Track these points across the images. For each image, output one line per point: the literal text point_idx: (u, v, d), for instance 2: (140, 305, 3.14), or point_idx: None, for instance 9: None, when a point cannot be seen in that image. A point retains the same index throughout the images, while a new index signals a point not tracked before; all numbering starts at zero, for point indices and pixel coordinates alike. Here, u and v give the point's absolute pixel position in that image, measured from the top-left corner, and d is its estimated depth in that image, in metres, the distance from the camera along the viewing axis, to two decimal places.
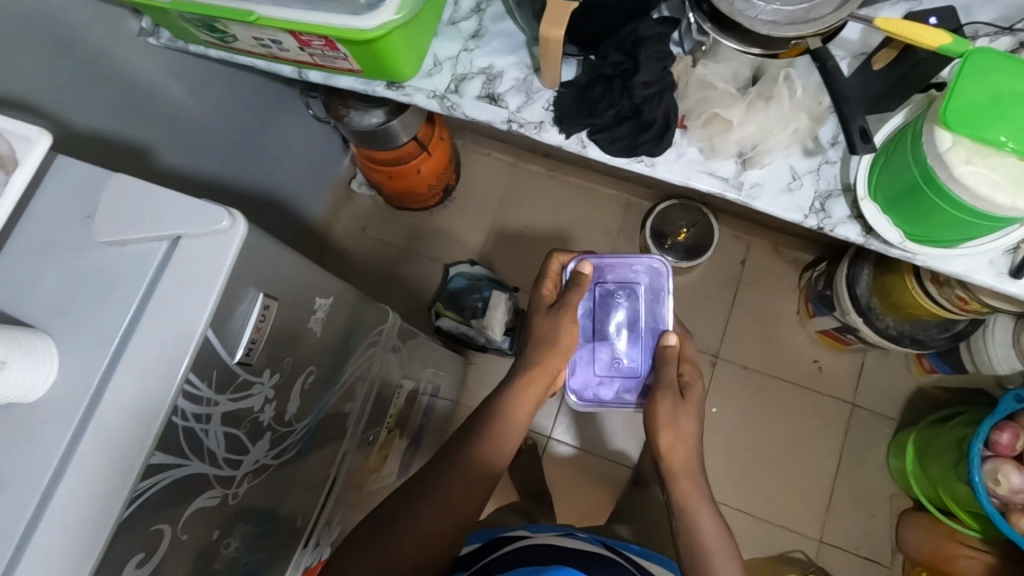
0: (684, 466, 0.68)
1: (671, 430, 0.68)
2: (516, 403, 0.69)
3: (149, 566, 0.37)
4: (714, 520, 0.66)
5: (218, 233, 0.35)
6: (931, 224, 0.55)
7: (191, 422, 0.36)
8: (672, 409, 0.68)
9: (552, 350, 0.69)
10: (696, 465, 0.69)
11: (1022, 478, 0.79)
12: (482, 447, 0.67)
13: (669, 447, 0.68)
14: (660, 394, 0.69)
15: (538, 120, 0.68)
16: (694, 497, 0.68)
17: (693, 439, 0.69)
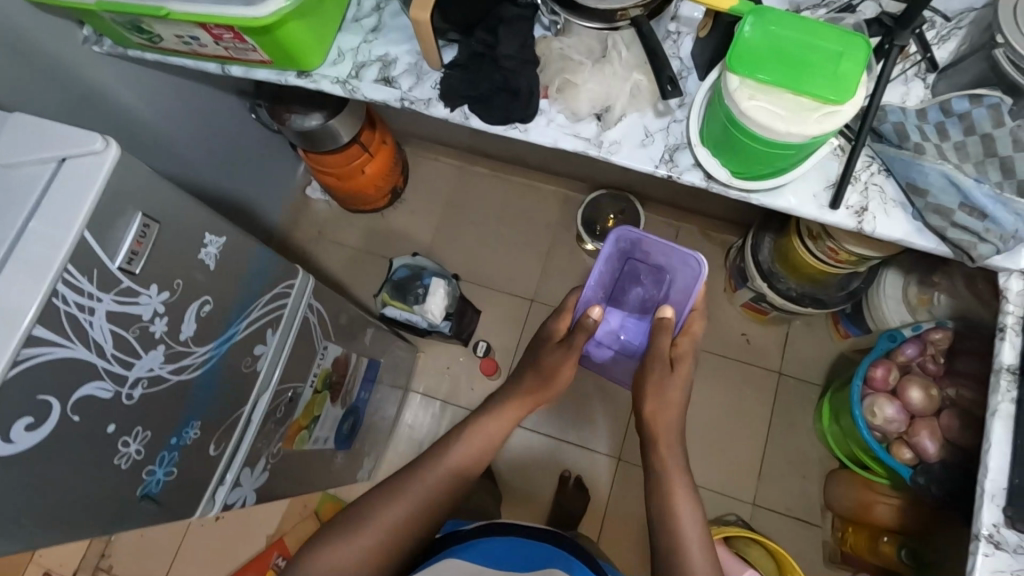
0: (667, 431, 0.71)
1: (658, 392, 0.70)
2: (497, 423, 0.76)
3: (40, 434, 0.44)
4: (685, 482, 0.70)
5: (95, 153, 0.43)
6: (747, 161, 0.64)
7: (74, 309, 0.44)
8: (660, 378, 0.70)
9: (552, 380, 0.73)
10: (679, 438, 0.72)
11: (893, 408, 0.89)
12: (465, 448, 0.74)
13: (655, 411, 0.70)
14: (650, 364, 0.69)
15: (427, 98, 0.77)
16: (673, 461, 0.70)
17: (679, 409, 0.71)
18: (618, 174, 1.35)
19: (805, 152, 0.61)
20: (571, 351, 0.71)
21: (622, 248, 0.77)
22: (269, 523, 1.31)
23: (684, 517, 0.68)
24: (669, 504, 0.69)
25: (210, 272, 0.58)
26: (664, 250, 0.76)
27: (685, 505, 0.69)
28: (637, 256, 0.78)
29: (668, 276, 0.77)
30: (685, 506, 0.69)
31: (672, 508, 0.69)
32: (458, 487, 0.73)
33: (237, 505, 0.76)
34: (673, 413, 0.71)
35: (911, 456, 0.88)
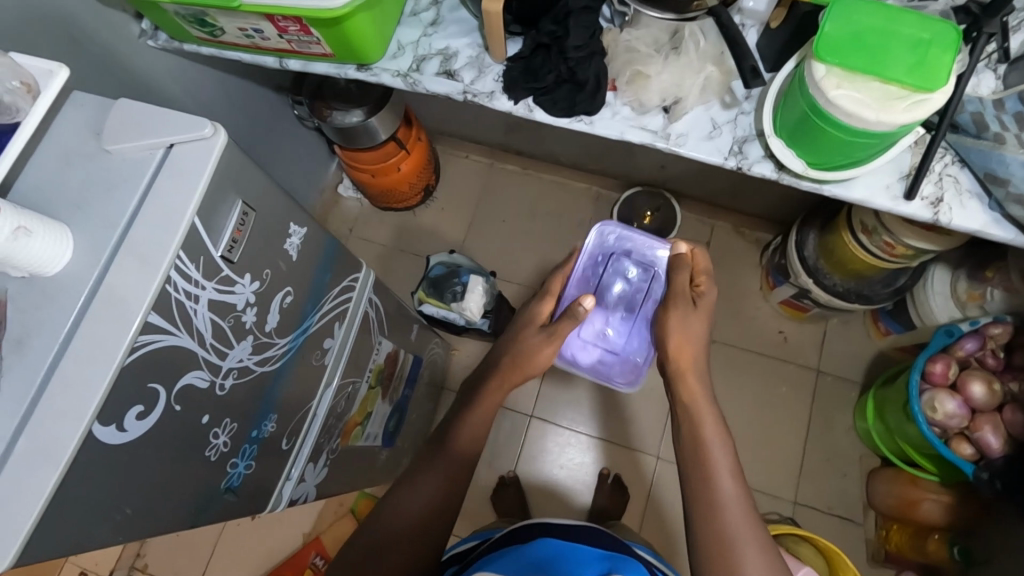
0: (694, 369, 0.67)
1: (682, 332, 0.67)
2: (479, 422, 0.69)
3: (147, 423, 0.44)
4: (725, 452, 0.62)
5: (204, 139, 0.43)
6: (825, 151, 0.64)
7: (182, 297, 0.44)
8: (683, 312, 0.67)
9: (524, 371, 0.71)
10: (700, 365, 0.67)
11: (955, 403, 0.88)
12: (463, 446, 0.67)
13: (680, 350, 0.67)
14: (673, 302, 0.68)
15: (490, 90, 0.76)
16: (698, 397, 0.65)
17: (703, 342, 0.68)
18: (653, 170, 1.35)
19: (887, 141, 0.61)
20: (551, 337, 0.70)
21: (602, 248, 0.83)
22: (305, 522, 1.30)
23: (726, 491, 0.60)
24: (707, 476, 0.61)
25: (292, 262, 0.57)
26: (639, 244, 0.82)
27: (727, 479, 0.60)
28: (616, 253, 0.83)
29: (642, 265, 0.81)
30: (727, 484, 0.60)
31: (711, 480, 0.60)
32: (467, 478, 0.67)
33: (300, 501, 0.76)
34: (701, 350, 0.68)
35: (971, 451, 0.88)
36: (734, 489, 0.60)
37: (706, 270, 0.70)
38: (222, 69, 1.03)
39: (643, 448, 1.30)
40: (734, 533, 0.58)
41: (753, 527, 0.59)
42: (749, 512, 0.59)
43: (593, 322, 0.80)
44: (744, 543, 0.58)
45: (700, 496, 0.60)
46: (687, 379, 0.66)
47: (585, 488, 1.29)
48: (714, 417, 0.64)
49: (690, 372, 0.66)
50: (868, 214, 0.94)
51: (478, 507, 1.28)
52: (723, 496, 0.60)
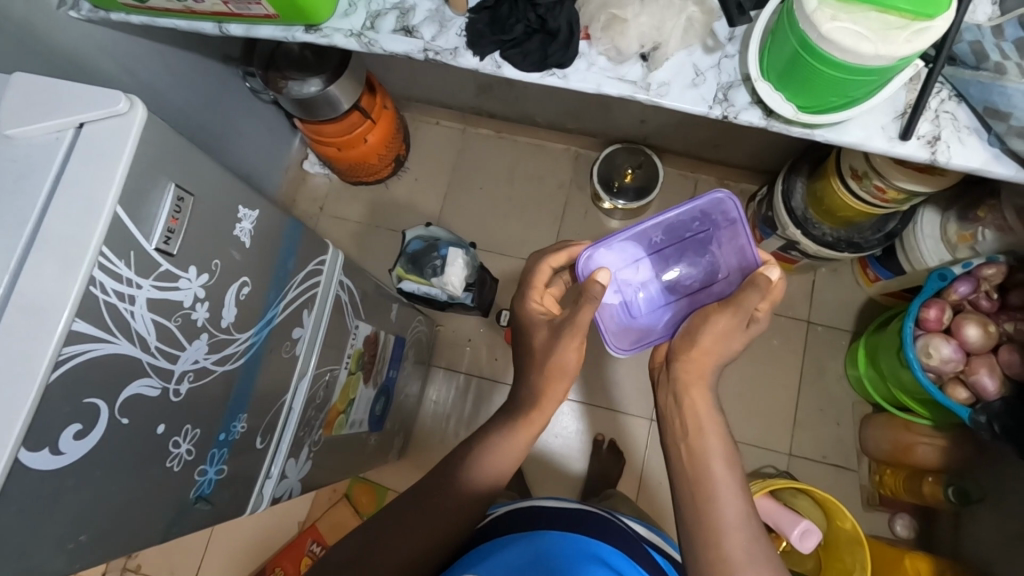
0: (703, 379, 0.61)
1: (704, 338, 0.61)
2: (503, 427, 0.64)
3: (89, 442, 0.39)
4: (729, 470, 0.57)
5: (118, 116, 0.37)
6: (818, 91, 0.59)
7: (113, 299, 0.39)
8: (727, 325, 0.61)
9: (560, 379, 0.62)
10: (710, 364, 0.62)
11: (951, 348, 0.87)
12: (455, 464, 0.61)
13: (693, 356, 0.61)
14: (722, 311, 0.61)
15: (452, 47, 0.70)
16: (700, 397, 0.60)
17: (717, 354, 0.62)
18: (633, 126, 1.30)
19: (883, 77, 0.56)
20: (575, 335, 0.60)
21: (706, 215, 0.71)
22: (300, 511, 1.27)
23: (726, 510, 0.55)
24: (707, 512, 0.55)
25: (245, 249, 0.51)
26: (739, 243, 0.69)
27: (727, 497, 0.55)
28: (708, 227, 0.72)
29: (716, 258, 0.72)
30: (729, 504, 0.55)
31: (712, 499, 0.55)
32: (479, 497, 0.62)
33: (283, 497, 0.72)
34: (715, 359, 0.62)
35: (966, 395, 0.87)
36: (735, 507, 0.55)
37: (773, 299, 0.62)
38: (163, 41, 0.94)
39: (636, 411, 1.28)
40: (733, 553, 0.53)
41: (755, 551, 0.53)
42: (751, 534, 0.54)
43: (636, 271, 0.73)
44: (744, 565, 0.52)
45: (696, 514, 0.55)
46: (694, 388, 0.61)
47: (580, 455, 1.27)
48: (722, 441, 0.58)
49: (700, 381, 0.61)
50: (858, 159, 0.90)
51: None
52: (721, 516, 0.54)
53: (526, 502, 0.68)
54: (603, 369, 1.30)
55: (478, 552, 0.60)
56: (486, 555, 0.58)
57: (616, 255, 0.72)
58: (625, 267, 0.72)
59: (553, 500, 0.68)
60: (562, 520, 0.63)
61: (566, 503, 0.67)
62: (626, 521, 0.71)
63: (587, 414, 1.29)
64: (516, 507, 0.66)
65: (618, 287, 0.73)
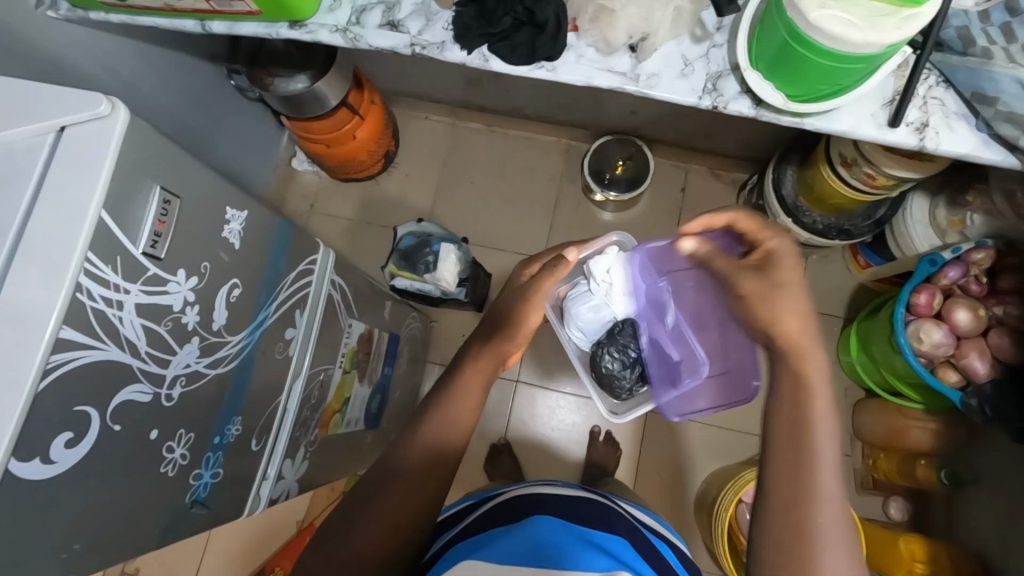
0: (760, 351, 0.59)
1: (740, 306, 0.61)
2: (471, 395, 0.63)
3: (81, 450, 0.39)
4: (835, 459, 0.44)
5: (100, 119, 0.37)
6: (806, 80, 0.59)
7: (101, 305, 0.38)
8: (766, 283, 0.51)
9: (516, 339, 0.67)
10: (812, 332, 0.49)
11: (942, 332, 0.88)
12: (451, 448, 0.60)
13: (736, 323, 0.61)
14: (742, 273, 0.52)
15: (440, 41, 0.69)
16: (808, 368, 0.47)
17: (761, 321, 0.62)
18: (623, 117, 1.29)
19: (872, 64, 0.56)
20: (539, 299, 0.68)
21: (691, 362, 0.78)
22: (298, 509, 1.27)
23: (826, 504, 0.43)
24: (800, 512, 0.43)
25: (235, 251, 0.51)
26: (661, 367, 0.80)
27: (832, 493, 0.43)
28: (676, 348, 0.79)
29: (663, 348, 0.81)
30: (830, 501, 0.43)
31: (811, 496, 0.43)
32: (440, 473, 0.58)
33: (281, 498, 0.72)
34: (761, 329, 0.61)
35: (957, 378, 0.88)
36: (840, 501, 0.43)
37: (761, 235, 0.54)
38: (146, 41, 0.93)
39: None
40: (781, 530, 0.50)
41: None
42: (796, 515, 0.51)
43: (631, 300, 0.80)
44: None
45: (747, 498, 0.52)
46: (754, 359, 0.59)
47: (577, 446, 1.27)
48: (831, 421, 0.45)
49: (810, 346, 0.48)
50: (847, 146, 0.90)
51: (471, 477, 1.27)
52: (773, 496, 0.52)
53: (527, 488, 0.67)
54: None
55: (472, 542, 0.58)
56: (486, 541, 0.57)
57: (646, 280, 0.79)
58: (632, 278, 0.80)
59: (554, 487, 0.67)
60: (563, 505, 0.63)
61: (566, 491, 0.67)
62: (624, 506, 0.73)
63: (583, 406, 1.29)
64: (518, 493, 0.66)
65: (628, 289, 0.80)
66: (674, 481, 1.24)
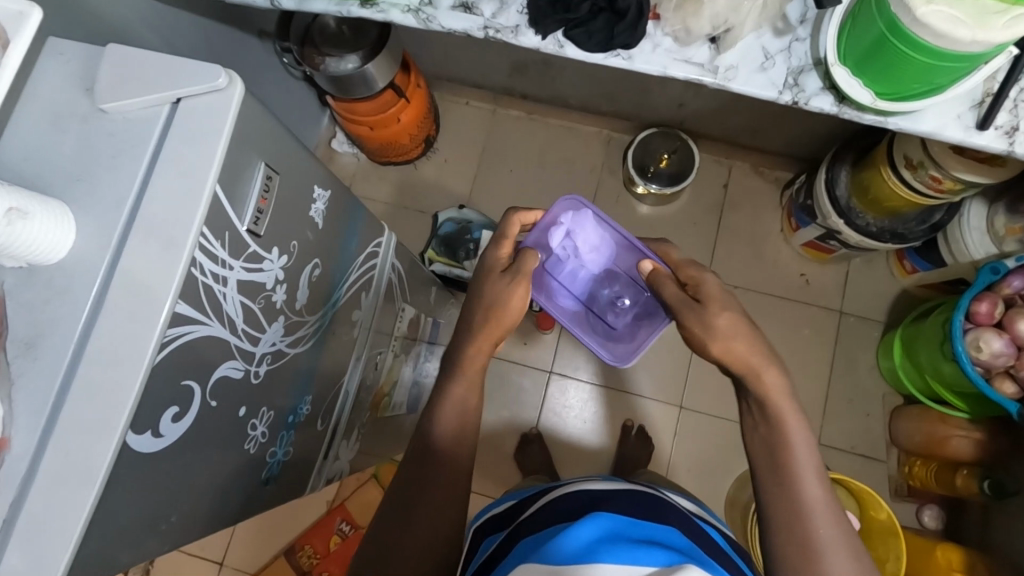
0: (766, 363, 0.57)
1: (732, 325, 0.58)
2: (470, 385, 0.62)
3: (184, 424, 0.39)
4: (808, 445, 0.55)
5: (217, 91, 0.36)
6: (900, 78, 0.58)
7: (210, 281, 0.38)
8: (699, 317, 0.59)
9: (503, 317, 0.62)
10: (756, 344, 0.57)
11: (1002, 342, 0.86)
12: None
13: (738, 345, 0.57)
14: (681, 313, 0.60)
15: (514, 24, 0.68)
16: (763, 366, 0.57)
17: (753, 332, 0.58)
18: (669, 110, 1.27)
19: (971, 64, 0.55)
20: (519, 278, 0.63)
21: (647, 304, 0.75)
22: (329, 490, 1.27)
23: (808, 495, 0.53)
24: (797, 512, 0.52)
25: (318, 230, 0.50)
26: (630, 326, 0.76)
27: (812, 482, 0.54)
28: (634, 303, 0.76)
29: (647, 300, 0.75)
30: (810, 487, 0.53)
31: (800, 495, 0.53)
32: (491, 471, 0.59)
33: (334, 479, 0.72)
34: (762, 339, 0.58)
35: (1014, 389, 0.87)
36: (817, 487, 0.54)
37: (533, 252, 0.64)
38: (202, 14, 0.93)
39: (665, 398, 1.28)
40: (823, 534, 0.52)
41: (837, 523, 0.52)
42: (835, 511, 0.53)
43: (581, 257, 0.74)
44: (830, 544, 0.51)
45: (785, 508, 0.53)
46: (765, 373, 0.57)
47: (607, 440, 1.27)
48: (795, 406, 0.56)
49: (767, 362, 0.57)
50: (913, 147, 0.88)
51: (502, 465, 1.27)
52: (807, 502, 0.53)
53: (570, 486, 0.67)
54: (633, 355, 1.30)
55: (524, 546, 0.57)
56: (537, 543, 0.56)
57: (589, 235, 0.74)
58: (589, 241, 0.74)
59: (592, 482, 0.67)
60: (609, 501, 0.61)
61: (606, 485, 0.66)
62: (671, 497, 0.71)
63: (615, 399, 1.29)
64: (557, 494, 0.66)
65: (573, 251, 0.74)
66: (705, 480, 1.23)
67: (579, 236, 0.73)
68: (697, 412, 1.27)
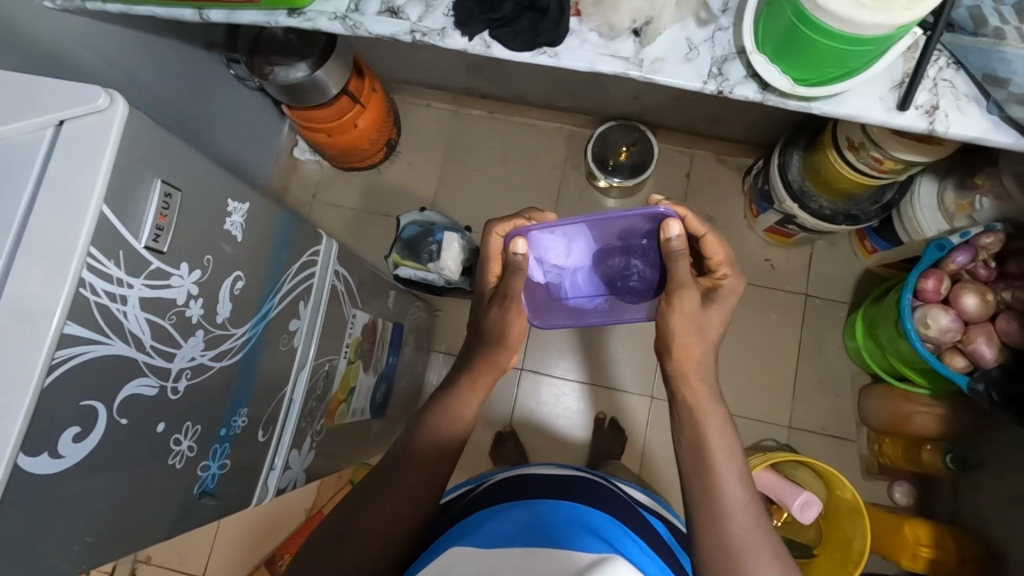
0: (697, 370, 0.60)
1: (683, 333, 0.60)
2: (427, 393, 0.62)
3: (89, 444, 0.39)
4: (730, 455, 0.56)
5: (99, 112, 0.36)
6: (815, 63, 0.58)
7: (105, 300, 0.38)
8: (692, 307, 0.60)
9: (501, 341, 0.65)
10: (698, 352, 0.60)
11: (949, 318, 0.87)
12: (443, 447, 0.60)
13: (681, 352, 0.60)
14: (678, 294, 0.60)
15: (440, 27, 0.68)
16: (693, 368, 0.60)
17: (701, 341, 0.61)
18: (627, 103, 1.28)
19: (880, 47, 0.55)
20: (507, 302, 0.64)
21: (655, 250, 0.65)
22: (307, 497, 1.28)
23: (730, 498, 0.53)
24: (716, 515, 0.53)
25: (238, 243, 0.50)
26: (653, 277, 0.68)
27: (735, 487, 0.54)
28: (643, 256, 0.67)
29: (649, 248, 0.66)
30: (733, 490, 0.54)
31: (720, 498, 0.53)
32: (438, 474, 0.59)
33: (288, 487, 0.73)
34: (704, 351, 0.61)
35: (964, 363, 0.88)
36: (739, 492, 0.54)
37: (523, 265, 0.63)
38: (147, 31, 0.93)
39: (637, 389, 1.29)
40: (742, 538, 0.51)
41: (760, 531, 0.52)
42: (754, 517, 0.53)
43: (568, 261, 0.68)
44: (751, 548, 0.51)
45: (704, 510, 0.53)
46: (689, 383, 0.60)
47: (582, 434, 1.28)
48: (719, 412, 0.58)
49: (695, 372, 0.60)
50: (854, 129, 0.89)
51: (477, 464, 1.27)
52: (728, 506, 0.53)
53: (521, 470, 0.68)
54: (604, 348, 1.31)
55: (467, 522, 0.58)
56: (472, 527, 0.56)
57: (557, 245, 0.67)
58: (557, 253, 0.67)
59: (545, 467, 0.67)
60: (556, 488, 0.61)
61: (558, 470, 0.66)
62: (623, 487, 0.70)
63: (587, 394, 1.30)
64: (509, 475, 0.66)
65: (556, 267, 0.69)
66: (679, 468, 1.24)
67: (550, 256, 0.67)
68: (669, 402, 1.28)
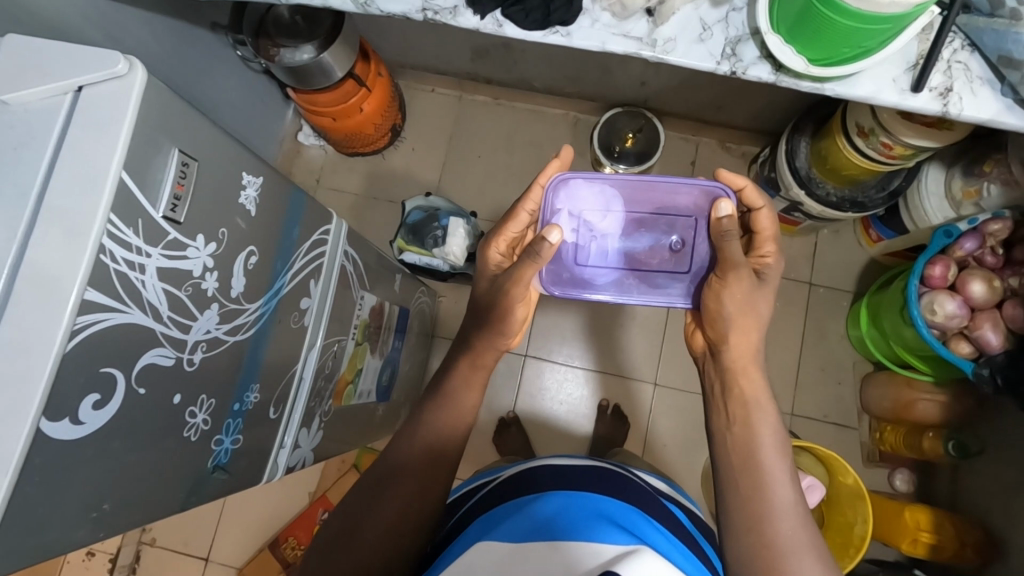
0: (754, 362, 0.59)
1: (742, 323, 0.59)
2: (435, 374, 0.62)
3: (107, 412, 0.39)
4: (779, 453, 0.56)
5: (117, 77, 0.36)
6: (830, 42, 0.58)
7: (124, 268, 0.38)
8: (745, 292, 0.59)
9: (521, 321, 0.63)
10: (751, 345, 0.60)
11: (955, 303, 0.88)
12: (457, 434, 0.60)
13: (737, 343, 0.60)
14: (733, 275, 0.58)
15: (452, 5, 0.68)
16: (747, 361, 0.59)
17: (760, 334, 0.60)
18: (634, 89, 1.27)
19: (896, 26, 0.55)
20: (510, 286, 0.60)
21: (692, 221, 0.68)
22: (310, 481, 1.28)
23: (778, 496, 0.53)
24: (761, 510, 0.53)
25: (251, 217, 0.50)
26: (679, 258, 0.69)
27: (783, 486, 0.54)
28: (678, 231, 0.69)
29: (690, 224, 0.69)
30: (781, 488, 0.54)
31: (766, 495, 0.53)
32: (441, 467, 0.59)
33: (297, 467, 0.73)
34: (758, 340, 0.60)
35: (969, 349, 0.89)
36: (787, 491, 0.54)
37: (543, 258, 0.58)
38: (150, 9, 0.92)
39: (640, 376, 1.29)
40: (785, 536, 0.51)
41: (805, 531, 0.52)
42: (801, 516, 0.53)
43: (603, 218, 0.70)
44: (796, 550, 0.51)
45: (747, 504, 0.53)
46: (746, 374, 0.59)
47: (587, 421, 1.28)
48: (772, 409, 0.58)
49: (749, 367, 0.59)
50: (864, 115, 0.89)
51: (481, 449, 1.28)
52: (777, 504, 0.53)
53: (531, 462, 0.68)
54: (607, 336, 1.31)
55: (486, 521, 0.57)
56: (496, 521, 0.56)
57: (594, 195, 0.69)
58: (594, 208, 0.70)
59: (558, 458, 0.67)
60: (576, 480, 0.61)
61: (571, 460, 0.67)
62: (642, 476, 0.71)
63: (591, 380, 1.30)
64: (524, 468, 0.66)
65: (587, 226, 0.70)
66: (682, 455, 1.25)
67: (585, 209, 0.69)
68: (672, 388, 1.29)
